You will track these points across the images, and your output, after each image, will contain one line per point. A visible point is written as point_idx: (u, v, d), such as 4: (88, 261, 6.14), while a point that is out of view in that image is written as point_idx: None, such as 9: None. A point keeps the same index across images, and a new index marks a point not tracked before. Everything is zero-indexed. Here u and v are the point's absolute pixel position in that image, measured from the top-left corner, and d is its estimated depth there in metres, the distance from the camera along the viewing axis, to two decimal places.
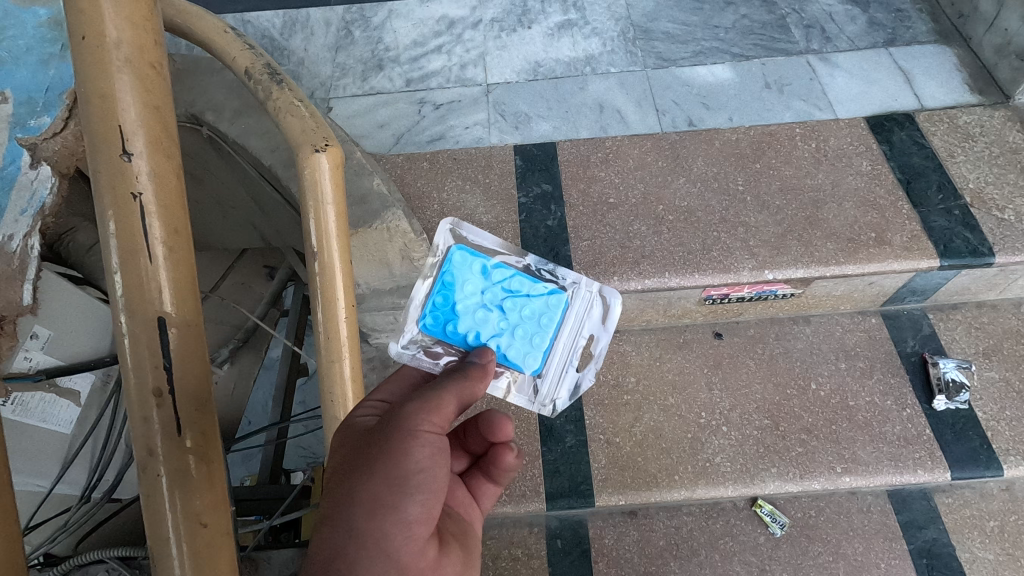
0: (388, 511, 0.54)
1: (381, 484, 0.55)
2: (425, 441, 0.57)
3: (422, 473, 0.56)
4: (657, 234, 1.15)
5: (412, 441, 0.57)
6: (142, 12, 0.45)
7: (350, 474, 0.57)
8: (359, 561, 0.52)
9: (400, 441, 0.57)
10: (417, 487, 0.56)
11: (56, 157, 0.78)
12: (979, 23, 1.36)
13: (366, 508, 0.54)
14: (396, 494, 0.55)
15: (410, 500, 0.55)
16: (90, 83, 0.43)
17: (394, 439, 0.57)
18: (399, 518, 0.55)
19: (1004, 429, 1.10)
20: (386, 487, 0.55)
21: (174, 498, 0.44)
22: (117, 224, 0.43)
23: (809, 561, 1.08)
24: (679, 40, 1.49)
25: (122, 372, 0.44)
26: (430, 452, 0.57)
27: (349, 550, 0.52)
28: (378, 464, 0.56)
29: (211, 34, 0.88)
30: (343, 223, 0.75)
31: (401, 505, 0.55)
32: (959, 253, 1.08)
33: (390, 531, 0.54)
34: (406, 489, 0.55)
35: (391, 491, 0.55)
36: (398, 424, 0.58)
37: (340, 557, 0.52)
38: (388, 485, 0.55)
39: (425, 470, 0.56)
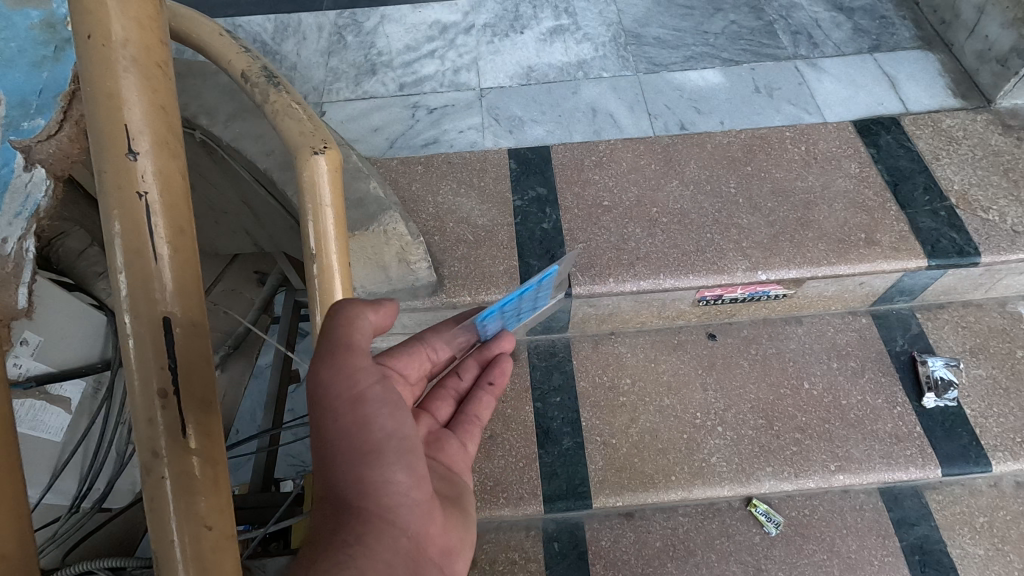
0: (373, 475, 0.56)
1: (354, 453, 0.56)
2: (382, 404, 0.58)
3: (388, 435, 0.58)
4: (652, 236, 1.16)
5: (364, 407, 0.57)
6: (148, 12, 0.45)
7: (324, 456, 0.57)
8: (365, 532, 0.54)
9: (353, 409, 0.57)
10: (392, 448, 0.58)
11: (52, 160, 0.77)
12: (960, 30, 1.39)
13: (356, 483, 0.56)
14: (373, 461, 0.57)
15: (388, 461, 0.57)
16: (96, 83, 0.43)
17: (345, 409, 0.56)
18: (386, 479, 0.57)
19: (992, 426, 1.12)
20: (361, 457, 0.57)
21: (178, 501, 0.43)
22: (122, 223, 0.43)
23: (804, 559, 1.09)
24: (670, 46, 1.51)
25: (126, 373, 0.44)
26: (392, 415, 0.59)
27: (353, 521, 0.55)
28: (342, 438, 0.56)
29: (207, 37, 0.88)
30: (341, 225, 0.74)
31: (381, 468, 0.57)
32: (946, 253, 1.10)
33: (385, 492, 0.57)
34: (382, 456, 0.57)
35: (366, 459, 0.57)
36: (343, 393, 0.57)
37: (343, 530, 0.54)
38: (365, 460, 0.57)
39: (390, 433, 0.58)
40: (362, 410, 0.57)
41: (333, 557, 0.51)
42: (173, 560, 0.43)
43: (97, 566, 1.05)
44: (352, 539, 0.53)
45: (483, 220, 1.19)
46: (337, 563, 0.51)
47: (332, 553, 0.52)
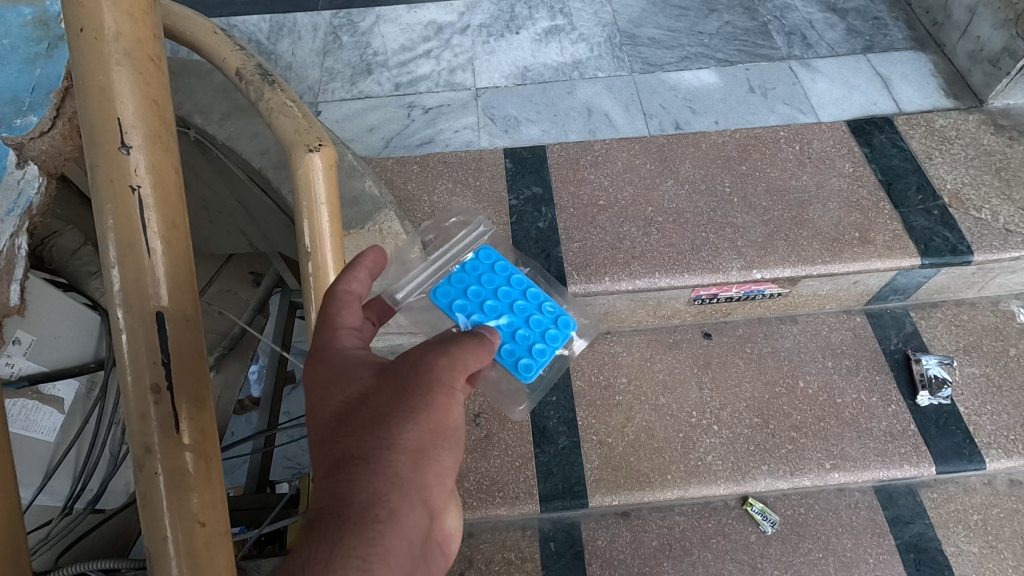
0: (424, 461, 0.49)
1: (426, 432, 0.49)
2: (461, 396, 0.52)
3: (459, 429, 0.52)
4: (647, 235, 1.16)
5: (454, 395, 0.51)
6: (141, 6, 0.45)
7: (376, 417, 0.50)
8: (401, 510, 0.47)
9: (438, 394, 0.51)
10: (454, 441, 0.52)
11: (44, 157, 0.76)
12: (952, 31, 1.40)
13: (410, 458, 0.49)
14: (436, 444, 0.50)
15: (447, 453, 0.51)
16: (88, 77, 0.43)
17: (438, 389, 0.51)
18: (437, 470, 0.50)
19: (986, 424, 1.12)
20: (425, 438, 0.50)
21: (172, 496, 0.43)
22: (115, 218, 0.43)
23: (799, 558, 1.09)
24: (665, 46, 1.51)
25: (119, 368, 0.44)
26: (464, 409, 0.53)
27: (391, 497, 0.47)
28: (421, 411, 0.49)
29: (200, 35, 0.88)
30: (336, 223, 0.74)
31: (438, 457, 0.50)
32: (939, 251, 1.11)
33: (429, 480, 0.50)
34: (446, 444, 0.51)
35: (433, 441, 0.50)
36: (436, 374, 0.51)
37: (379, 503, 0.46)
38: (432, 436, 0.50)
39: (460, 427, 0.52)
40: (451, 398, 0.51)
41: (363, 532, 0.45)
42: (166, 556, 0.43)
43: (91, 568, 1.05)
44: (385, 515, 0.46)
45: None
46: (364, 542, 0.44)
47: (362, 526, 0.45)
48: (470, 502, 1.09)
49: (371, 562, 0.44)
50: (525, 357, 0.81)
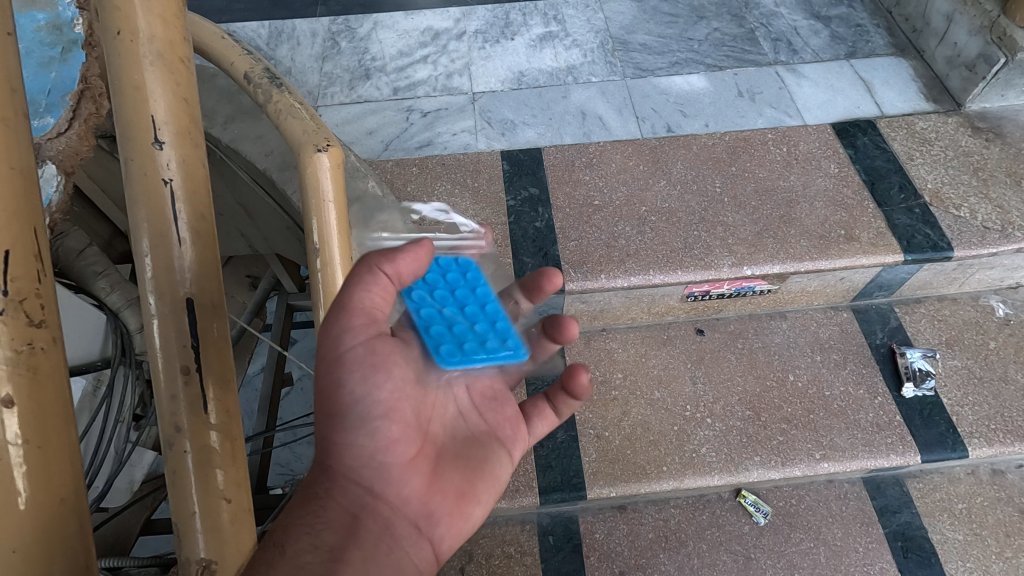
0: (337, 443, 0.55)
1: (325, 419, 0.56)
2: (350, 368, 0.55)
3: (359, 404, 0.55)
4: (641, 234, 1.20)
5: (338, 373, 0.55)
6: (172, 9, 0.48)
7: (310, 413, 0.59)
8: (335, 488, 0.55)
9: (330, 371, 0.55)
10: (358, 419, 0.55)
11: (60, 157, 0.79)
12: (931, 37, 1.46)
13: (324, 445, 0.56)
14: (337, 427, 0.55)
15: (357, 431, 0.55)
16: (123, 77, 0.46)
17: (327, 371, 0.55)
18: (358, 448, 0.56)
19: (968, 414, 1.16)
20: (329, 425, 0.56)
21: (197, 473, 0.46)
22: (148, 209, 0.46)
23: (791, 547, 1.13)
24: (656, 52, 1.56)
25: (151, 353, 0.46)
26: (361, 380, 0.55)
27: (324, 478, 0.55)
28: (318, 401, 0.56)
29: (209, 40, 0.90)
30: (344, 221, 0.77)
31: (352, 437, 0.56)
32: (921, 248, 1.15)
33: (349, 463, 0.55)
34: (348, 424, 0.55)
35: (334, 424, 0.55)
36: (322, 354, 0.55)
37: (317, 484, 0.55)
38: (330, 420, 0.55)
39: (360, 400, 0.55)
40: (337, 375, 0.55)
41: (309, 505, 0.53)
42: (194, 530, 0.46)
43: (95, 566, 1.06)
44: (323, 493, 0.54)
45: (477, 219, 1.22)
46: (311, 513, 0.52)
47: (308, 501, 0.54)
48: None
49: (319, 530, 0.51)
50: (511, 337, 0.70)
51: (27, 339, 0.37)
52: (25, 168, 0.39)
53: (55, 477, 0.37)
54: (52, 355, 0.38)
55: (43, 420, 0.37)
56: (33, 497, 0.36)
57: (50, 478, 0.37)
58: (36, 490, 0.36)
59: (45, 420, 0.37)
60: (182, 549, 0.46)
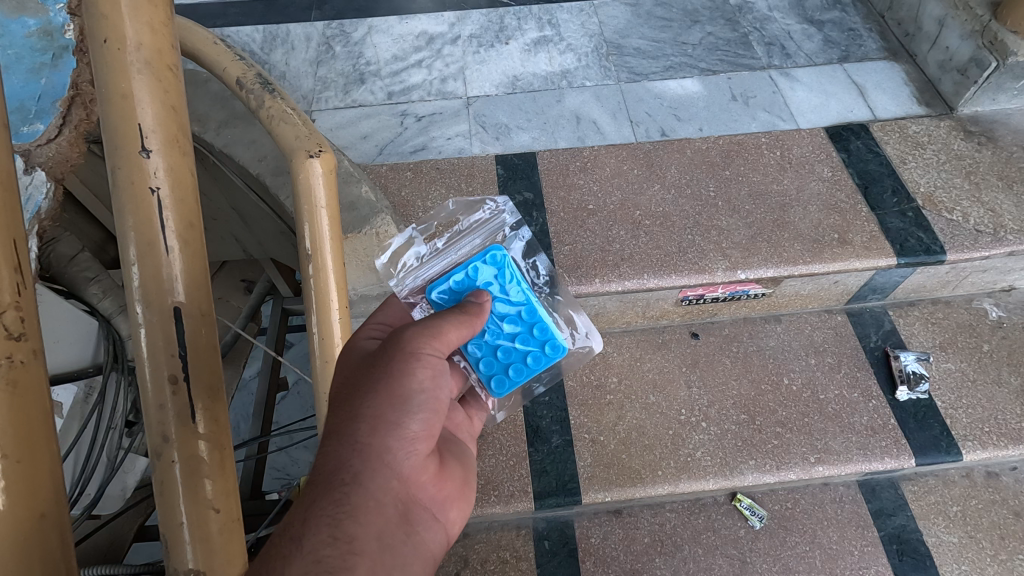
0: (384, 427, 0.56)
1: (385, 401, 0.56)
2: (426, 364, 0.59)
3: (424, 394, 0.58)
4: (636, 238, 1.20)
5: (417, 364, 0.58)
6: (160, 16, 0.47)
7: (351, 394, 0.57)
8: (366, 473, 0.53)
9: (403, 363, 0.58)
10: (417, 408, 0.57)
11: (50, 163, 0.79)
12: (923, 41, 1.46)
13: (369, 424, 0.55)
14: (396, 410, 0.56)
15: (410, 416, 0.57)
16: (110, 85, 0.46)
17: (399, 361, 0.58)
18: (403, 433, 0.56)
19: (963, 417, 1.16)
20: (385, 406, 0.56)
21: (185, 483, 0.45)
22: (135, 218, 0.45)
23: (786, 551, 1.13)
24: (650, 56, 1.56)
25: (138, 362, 0.46)
26: (431, 375, 0.59)
27: (355, 461, 0.54)
28: (382, 383, 0.57)
29: (202, 46, 0.90)
30: (337, 226, 0.76)
31: (402, 421, 0.57)
32: (914, 251, 1.16)
33: (392, 447, 0.56)
34: (407, 409, 0.57)
35: (393, 407, 0.56)
36: (401, 348, 0.59)
37: (344, 468, 0.53)
38: (391, 402, 0.56)
39: (426, 391, 0.58)
40: (410, 366, 0.58)
41: (331, 496, 0.52)
42: (181, 541, 0.45)
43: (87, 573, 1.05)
44: (350, 478, 0.53)
45: None
46: (334, 503, 0.51)
47: (331, 490, 0.52)
48: None
49: (340, 519, 0.50)
50: (550, 343, 0.79)
51: (7, 352, 0.36)
52: (8, 178, 0.39)
53: (36, 490, 0.37)
54: (32, 368, 0.38)
55: (24, 432, 0.36)
56: (13, 511, 0.35)
57: (28, 491, 0.36)
58: (15, 505, 0.36)
59: (25, 433, 0.36)
60: (169, 560, 0.45)
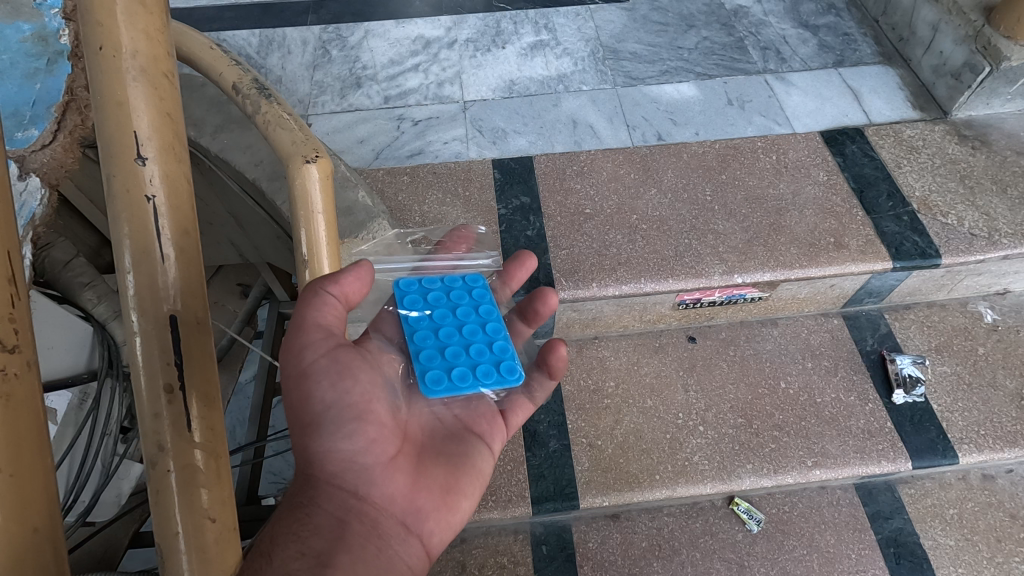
0: (316, 454, 0.57)
1: (303, 430, 0.58)
2: (315, 377, 0.57)
3: (334, 410, 0.57)
4: (633, 242, 1.20)
5: (308, 381, 0.57)
6: (156, 23, 0.47)
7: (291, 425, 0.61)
8: (318, 495, 0.57)
9: (298, 385, 0.57)
10: (335, 425, 0.57)
11: (45, 169, 0.80)
12: (917, 46, 1.47)
13: (304, 455, 0.58)
14: (317, 435, 0.57)
15: (338, 440, 0.57)
16: (106, 93, 0.45)
17: (294, 384, 0.58)
18: (337, 456, 0.58)
19: (959, 420, 1.17)
20: (307, 434, 0.58)
21: (182, 492, 0.45)
22: (130, 225, 0.45)
23: (785, 554, 1.13)
24: (646, 60, 1.57)
25: (134, 371, 0.46)
26: (331, 385, 0.58)
27: (307, 486, 0.57)
28: (295, 413, 0.58)
29: (198, 50, 0.90)
30: (333, 233, 0.77)
31: (331, 449, 0.57)
32: (910, 254, 1.16)
33: (330, 470, 0.57)
34: (325, 430, 0.57)
35: (317, 436, 0.57)
36: (289, 372, 0.58)
37: (303, 493, 0.57)
38: (306, 430, 0.57)
39: (332, 405, 0.57)
40: (305, 387, 0.57)
41: (294, 515, 0.55)
42: (177, 550, 0.45)
43: None
44: (307, 501, 0.56)
45: None
46: (296, 522, 0.54)
47: (293, 511, 0.56)
48: None
49: (305, 536, 0.53)
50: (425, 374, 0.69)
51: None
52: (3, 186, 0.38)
53: (28, 502, 0.36)
54: (27, 379, 0.37)
55: (15, 446, 0.36)
56: (5, 525, 0.35)
57: (20, 505, 0.36)
58: (9, 518, 0.35)
59: (18, 447, 0.36)
60: (166, 569, 0.45)
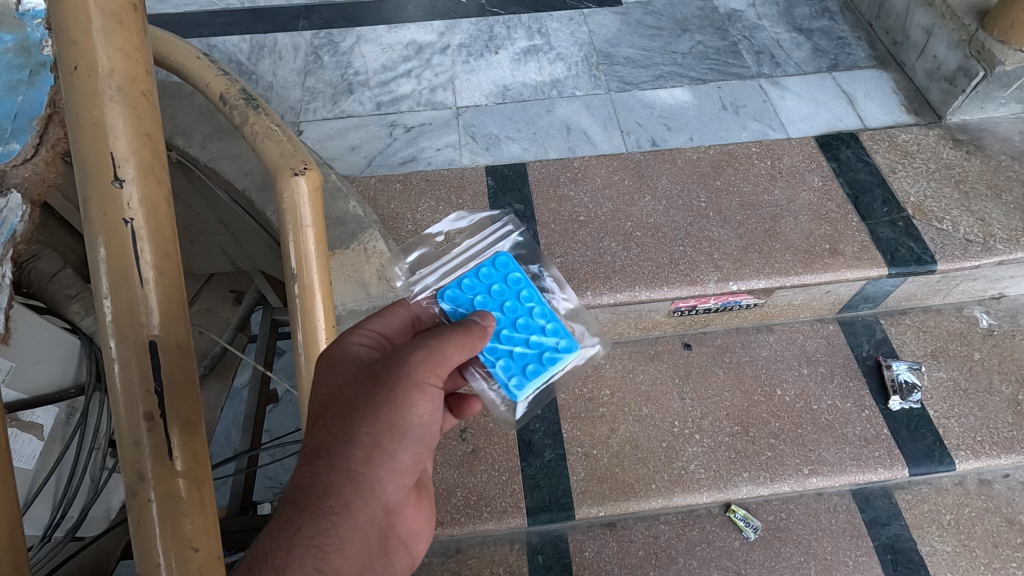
0: (376, 459, 0.54)
1: (382, 429, 0.54)
2: (429, 395, 0.56)
3: (421, 428, 0.56)
4: (627, 250, 1.19)
5: (421, 395, 0.56)
6: (134, 42, 0.46)
7: (345, 411, 0.55)
8: (355, 503, 0.52)
9: (409, 392, 0.55)
10: (412, 440, 0.56)
11: (25, 184, 0.70)
12: (911, 50, 1.47)
13: (364, 453, 0.53)
14: (392, 441, 0.55)
15: (403, 450, 0.55)
16: (81, 113, 0.44)
17: (402, 388, 0.55)
18: (393, 466, 0.55)
19: (955, 426, 1.16)
20: (382, 435, 0.54)
21: (163, 522, 0.44)
22: (107, 248, 0.44)
23: (782, 562, 1.12)
24: (640, 65, 1.56)
25: (112, 397, 0.44)
26: (431, 410, 0.57)
27: (345, 491, 0.51)
28: (382, 410, 0.54)
29: (185, 61, 0.89)
30: (323, 245, 0.75)
31: (388, 460, 0.54)
32: (905, 261, 1.16)
33: (382, 477, 0.54)
34: (402, 442, 0.55)
35: (389, 440, 0.54)
36: (405, 374, 0.56)
37: (334, 495, 0.51)
38: (388, 433, 0.54)
39: (422, 425, 0.56)
40: (415, 397, 0.55)
41: (318, 523, 0.50)
42: None
43: None
44: (338, 507, 0.51)
45: None
46: (320, 532, 0.49)
47: (317, 517, 0.50)
48: (457, 518, 1.09)
49: (327, 551, 0.49)
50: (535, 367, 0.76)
51: None
52: None
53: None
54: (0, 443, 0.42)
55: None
56: None
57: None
58: None
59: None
60: None
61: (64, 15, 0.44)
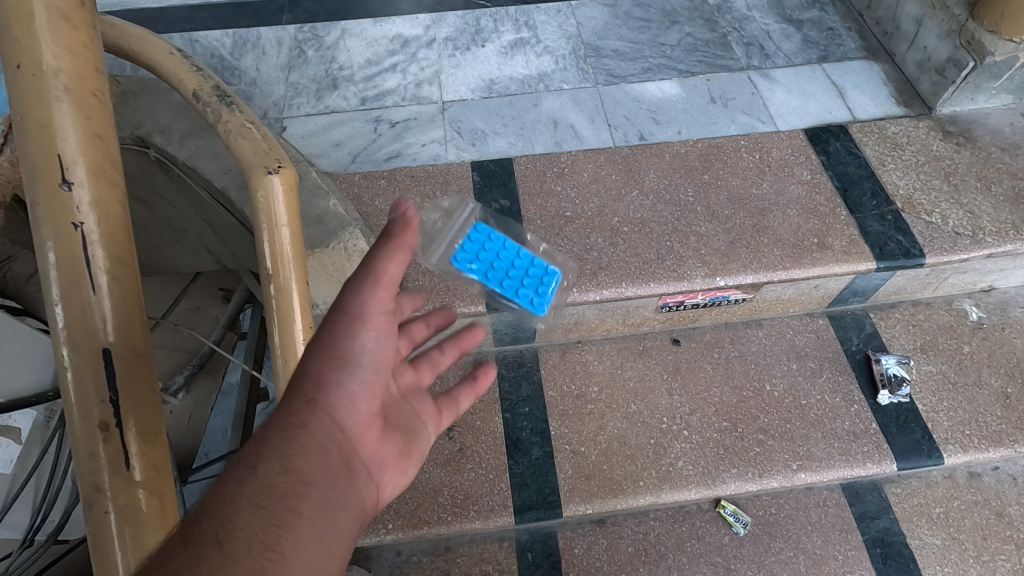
0: (326, 382, 0.53)
1: (329, 356, 0.53)
2: (373, 325, 0.55)
3: (367, 354, 0.55)
4: (613, 246, 1.18)
5: (363, 324, 0.55)
6: (81, 39, 0.45)
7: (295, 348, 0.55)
8: (307, 419, 0.51)
9: (349, 321, 0.55)
10: (360, 363, 0.55)
11: None
12: (902, 41, 1.45)
13: (311, 381, 0.53)
14: (339, 368, 0.54)
15: (352, 375, 0.54)
16: (27, 114, 0.43)
17: (344, 318, 0.55)
18: (343, 389, 0.54)
19: (943, 420, 1.16)
20: (328, 360, 0.54)
21: (123, 535, 0.43)
22: (57, 254, 0.42)
23: (771, 557, 1.12)
24: (628, 58, 1.54)
25: (66, 407, 0.43)
26: (377, 337, 0.55)
27: (297, 410, 0.51)
28: (326, 341, 0.54)
29: (157, 57, 0.87)
30: (299, 245, 0.74)
31: (345, 381, 0.54)
32: (894, 255, 1.15)
33: (332, 400, 0.53)
34: (351, 366, 0.54)
35: (336, 364, 0.54)
36: (344, 307, 0.55)
37: (287, 415, 0.51)
38: (334, 359, 0.54)
39: (368, 352, 0.55)
40: (357, 326, 0.55)
41: (273, 438, 0.50)
42: None
43: None
44: (292, 424, 0.51)
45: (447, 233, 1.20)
46: (276, 445, 0.49)
47: (275, 432, 0.50)
48: (444, 517, 1.08)
49: (278, 459, 0.48)
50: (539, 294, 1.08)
51: None
52: None
53: None
54: None
55: None
56: None
57: None
58: None
59: None
60: None
61: (7, 14, 0.43)
